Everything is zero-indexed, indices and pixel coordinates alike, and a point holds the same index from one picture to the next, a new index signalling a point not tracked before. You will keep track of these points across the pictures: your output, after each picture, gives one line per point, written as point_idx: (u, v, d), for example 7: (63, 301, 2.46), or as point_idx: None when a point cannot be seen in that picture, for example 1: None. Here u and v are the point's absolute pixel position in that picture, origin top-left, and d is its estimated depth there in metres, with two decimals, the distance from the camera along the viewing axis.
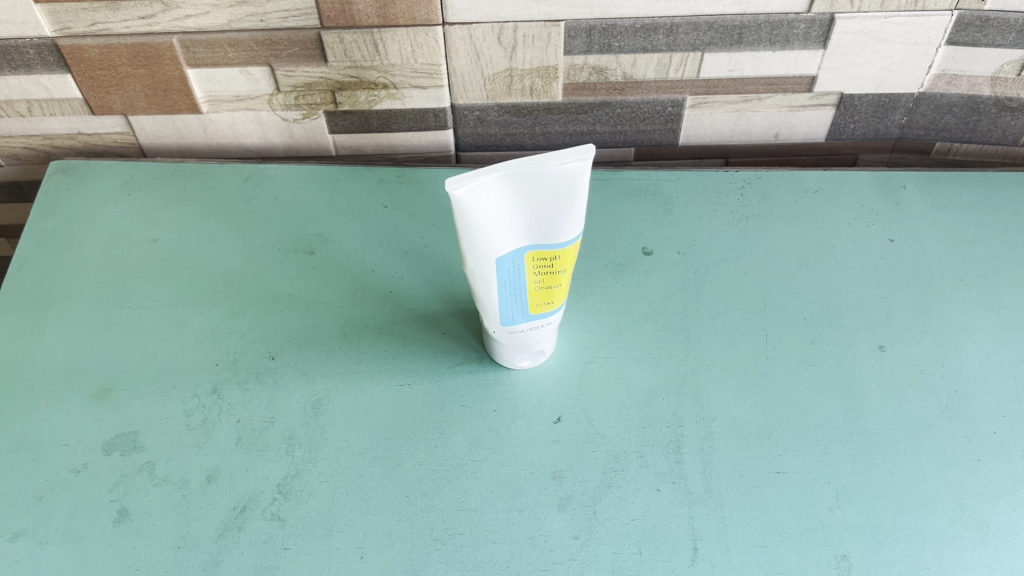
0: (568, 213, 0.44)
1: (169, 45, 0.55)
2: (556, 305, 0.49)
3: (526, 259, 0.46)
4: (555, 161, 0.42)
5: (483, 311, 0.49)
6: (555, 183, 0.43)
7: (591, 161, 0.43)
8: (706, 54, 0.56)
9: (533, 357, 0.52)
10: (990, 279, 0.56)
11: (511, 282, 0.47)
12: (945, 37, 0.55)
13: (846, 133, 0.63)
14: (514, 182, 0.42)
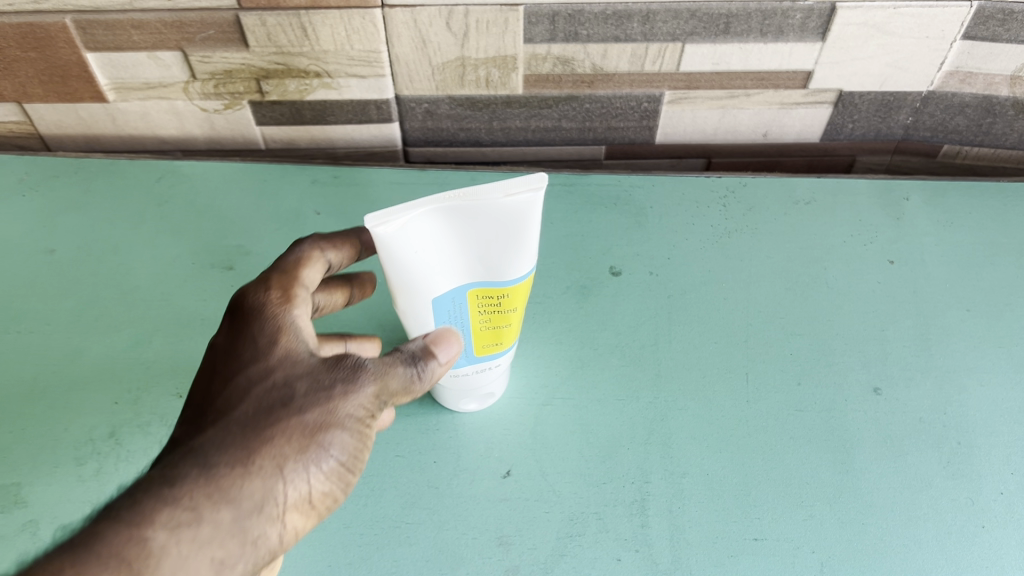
0: (516, 250, 0.37)
1: (62, 26, 0.47)
2: (504, 347, 0.42)
3: (468, 298, 0.39)
4: (499, 193, 0.34)
5: None
6: (500, 217, 0.35)
7: (542, 191, 0.35)
8: (687, 45, 0.49)
9: (481, 398, 0.45)
10: (1001, 309, 0.49)
11: (452, 322, 0.40)
12: (961, 31, 0.48)
13: (843, 133, 0.56)
14: (452, 216, 0.35)
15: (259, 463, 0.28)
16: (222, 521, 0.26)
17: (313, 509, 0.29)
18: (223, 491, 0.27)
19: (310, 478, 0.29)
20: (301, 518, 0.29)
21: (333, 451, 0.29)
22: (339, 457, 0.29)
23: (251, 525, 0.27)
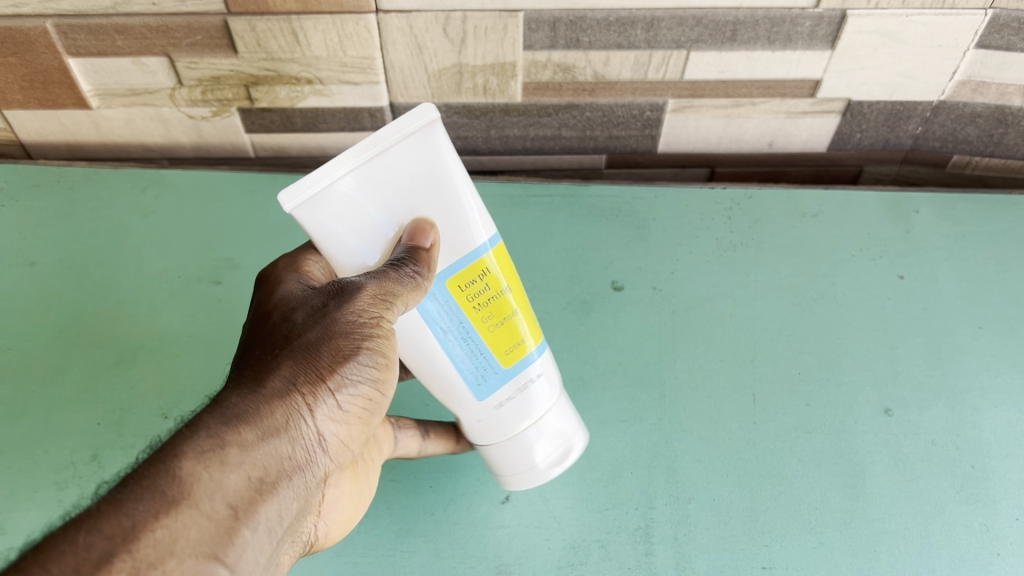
0: (450, 209, 0.32)
1: (42, 30, 0.45)
2: (533, 344, 0.36)
3: (451, 293, 0.33)
4: (393, 133, 0.30)
5: (453, 397, 0.36)
6: (410, 164, 0.30)
7: (439, 123, 0.31)
8: (692, 53, 0.47)
9: (560, 444, 0.39)
10: (1014, 326, 0.48)
11: (465, 330, 0.34)
12: (975, 40, 0.46)
13: (851, 143, 0.54)
14: (359, 177, 0.30)
15: (277, 387, 0.29)
16: (247, 440, 0.26)
17: (343, 427, 0.31)
18: (243, 415, 0.27)
19: (331, 401, 0.30)
20: (334, 438, 0.30)
21: (351, 365, 0.30)
22: (361, 372, 0.31)
23: (283, 442, 0.28)
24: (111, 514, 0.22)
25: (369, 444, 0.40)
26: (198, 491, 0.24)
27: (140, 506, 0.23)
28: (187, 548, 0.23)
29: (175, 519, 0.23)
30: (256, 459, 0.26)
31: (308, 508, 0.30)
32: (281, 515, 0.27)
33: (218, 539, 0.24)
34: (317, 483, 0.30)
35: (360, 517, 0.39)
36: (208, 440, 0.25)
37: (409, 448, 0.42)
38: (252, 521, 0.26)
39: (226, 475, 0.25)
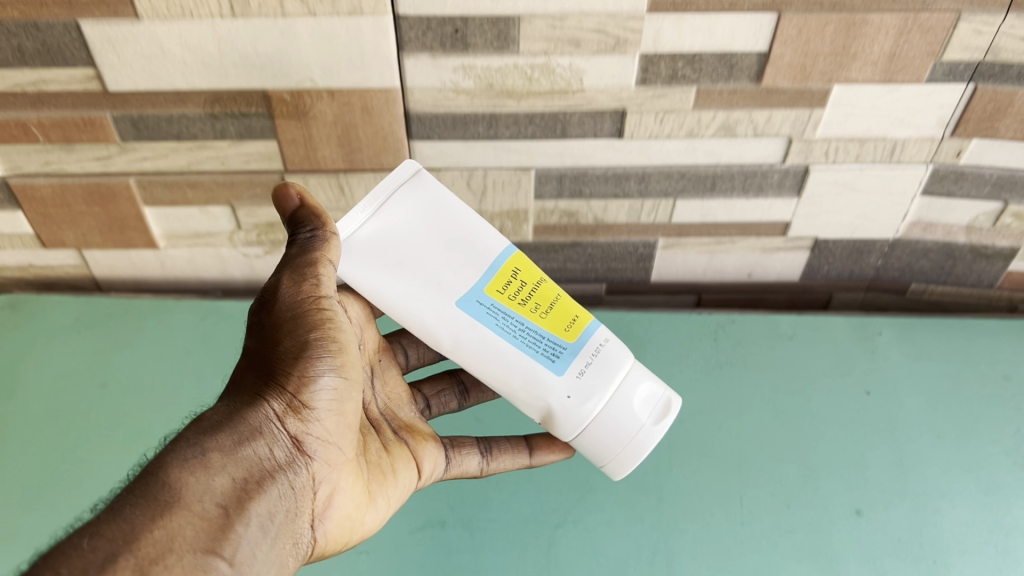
0: (461, 230, 0.42)
1: (125, 185, 0.53)
2: (583, 319, 0.43)
3: (496, 296, 0.41)
4: (390, 183, 0.41)
5: (535, 394, 0.42)
6: (408, 206, 0.41)
7: (426, 174, 0.42)
8: (678, 201, 0.55)
9: (654, 403, 0.44)
10: (968, 436, 0.54)
11: (517, 319, 0.41)
12: (920, 189, 0.55)
13: (820, 274, 0.62)
14: (373, 227, 0.41)
15: (252, 400, 0.37)
16: (222, 451, 0.34)
17: (321, 419, 0.38)
18: (216, 431, 0.35)
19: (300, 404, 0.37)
20: (312, 428, 0.38)
21: (313, 361, 0.38)
22: (325, 366, 0.38)
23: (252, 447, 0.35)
24: (113, 520, 0.29)
25: (387, 451, 0.45)
26: (187, 495, 0.31)
27: (136, 512, 0.30)
28: (183, 544, 0.30)
29: (169, 520, 0.30)
30: (232, 461, 0.34)
31: (300, 502, 0.37)
32: (269, 508, 0.35)
33: (211, 533, 0.31)
34: (301, 474, 0.37)
35: (376, 527, 0.43)
36: (190, 451, 0.33)
37: (468, 465, 0.49)
38: (240, 511, 0.33)
39: (211, 479, 0.33)
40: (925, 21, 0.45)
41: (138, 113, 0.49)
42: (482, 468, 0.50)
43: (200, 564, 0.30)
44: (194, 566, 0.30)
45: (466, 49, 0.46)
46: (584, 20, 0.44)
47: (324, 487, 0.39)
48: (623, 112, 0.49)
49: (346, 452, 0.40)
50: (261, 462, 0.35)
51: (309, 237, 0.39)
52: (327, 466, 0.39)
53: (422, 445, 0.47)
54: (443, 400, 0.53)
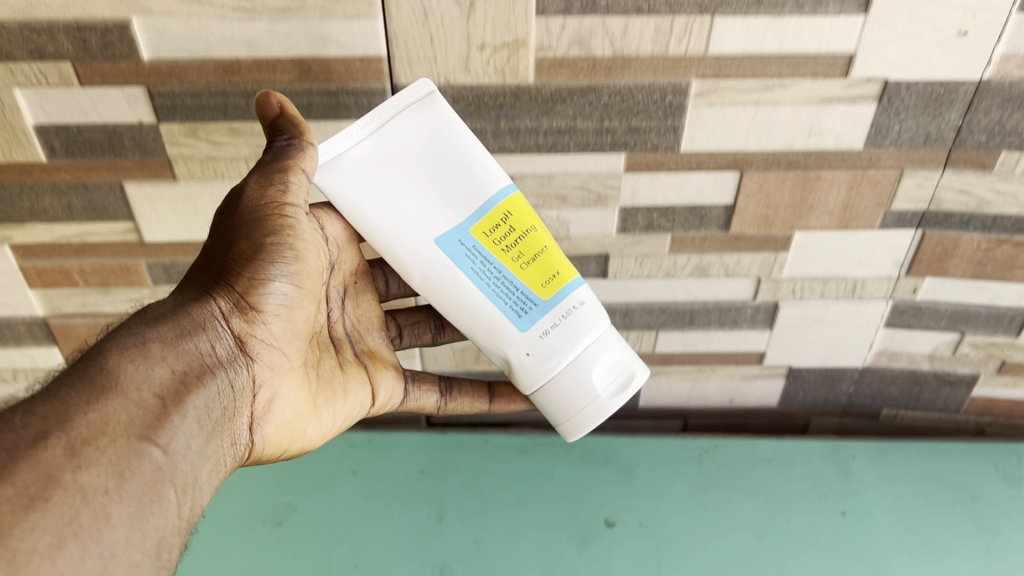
0: (459, 163, 0.44)
1: None
2: (563, 276, 0.46)
3: (479, 239, 0.44)
4: (402, 104, 0.43)
5: (499, 336, 0.47)
6: (416, 129, 0.43)
7: (439, 96, 0.44)
8: (660, 333, 0.62)
9: (620, 371, 0.49)
10: (939, 554, 0.57)
11: (494, 265, 0.45)
12: (883, 320, 0.60)
13: (797, 399, 0.67)
14: (372, 145, 0.43)
15: (200, 297, 0.40)
16: (162, 347, 0.37)
17: (267, 324, 0.42)
18: (158, 324, 0.38)
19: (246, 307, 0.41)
20: (257, 331, 0.42)
21: (267, 265, 0.41)
22: (279, 271, 0.42)
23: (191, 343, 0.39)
24: (50, 401, 0.32)
25: (339, 370, 0.51)
26: (125, 382, 0.35)
27: (72, 395, 0.33)
28: (118, 429, 0.33)
29: (105, 406, 0.33)
30: (173, 354, 0.38)
31: (236, 403, 0.41)
32: (207, 404, 0.38)
33: (146, 420, 0.35)
34: (240, 373, 0.41)
35: (316, 440, 0.49)
36: (132, 341, 0.36)
37: (424, 400, 0.58)
38: (177, 404, 0.36)
39: (151, 370, 0.36)
40: (872, 176, 0.52)
41: (170, 260, 0.56)
42: (441, 406, 0.59)
43: (133, 448, 0.33)
44: (125, 448, 0.33)
45: None
46: (568, 179, 0.52)
47: (266, 390, 0.44)
48: (606, 256, 0.57)
49: (291, 358, 0.45)
50: (201, 356, 0.39)
51: (286, 144, 0.41)
52: (269, 369, 0.44)
53: (377, 372, 0.54)
54: (415, 332, 0.58)
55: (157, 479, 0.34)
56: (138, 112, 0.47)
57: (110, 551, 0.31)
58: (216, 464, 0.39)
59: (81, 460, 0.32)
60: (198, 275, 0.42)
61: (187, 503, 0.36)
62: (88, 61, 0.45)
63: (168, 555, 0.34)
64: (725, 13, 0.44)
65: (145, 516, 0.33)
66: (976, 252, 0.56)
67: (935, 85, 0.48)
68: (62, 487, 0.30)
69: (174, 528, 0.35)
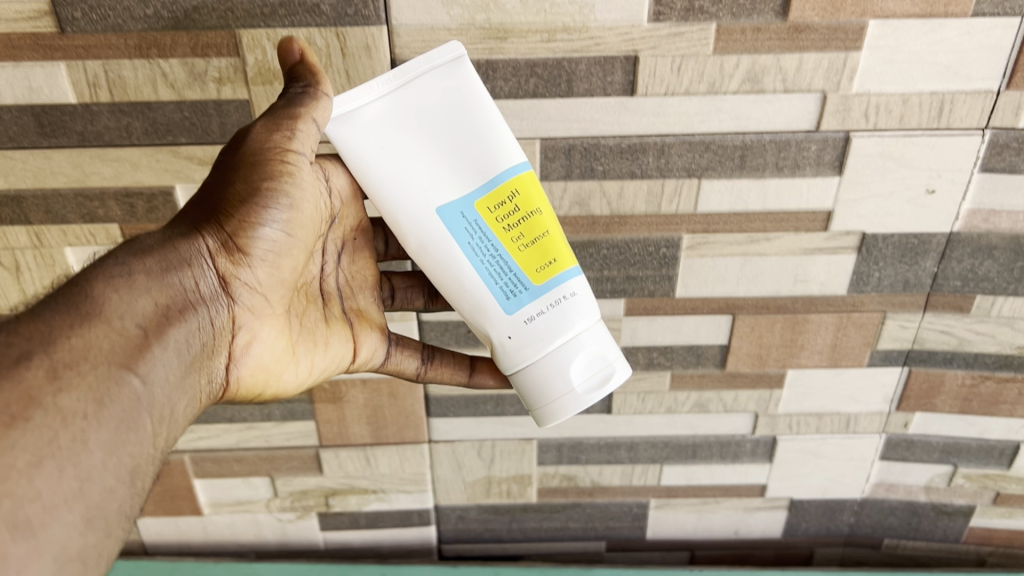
0: (469, 132, 0.41)
1: (180, 461, 0.62)
2: (564, 266, 0.43)
3: (482, 214, 0.41)
4: (425, 65, 0.40)
5: (484, 315, 0.43)
6: (432, 90, 0.40)
7: (465, 61, 0.41)
8: (664, 466, 0.64)
9: (597, 369, 0.44)
10: None
11: (487, 240, 0.41)
12: (877, 453, 0.63)
13: (800, 529, 0.68)
14: (389, 104, 0.40)
15: (189, 232, 0.38)
16: (147, 281, 0.36)
17: (253, 268, 0.40)
18: (144, 254, 0.37)
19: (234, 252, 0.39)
20: (243, 273, 0.40)
21: (259, 209, 0.39)
22: (271, 216, 0.39)
23: (176, 278, 0.37)
24: (34, 323, 0.32)
25: (324, 323, 0.47)
26: (109, 311, 0.34)
27: (56, 319, 0.32)
28: (98, 357, 0.33)
29: (86, 330, 0.33)
30: (158, 287, 0.36)
31: (216, 346, 0.40)
32: (186, 339, 0.37)
33: (127, 350, 0.34)
34: (220, 315, 0.40)
35: (291, 390, 0.46)
36: (116, 271, 0.35)
37: (405, 364, 0.52)
38: (160, 337, 0.35)
39: (133, 303, 0.35)
40: (858, 318, 0.56)
41: None
42: (419, 373, 0.52)
43: (113, 377, 0.33)
44: (106, 376, 0.33)
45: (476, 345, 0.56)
46: None
47: (246, 336, 0.41)
48: (610, 393, 0.60)
49: (275, 305, 0.42)
50: (186, 293, 0.38)
51: (301, 92, 0.39)
52: (250, 314, 0.41)
53: (363, 330, 0.49)
54: (408, 296, 0.53)
55: (135, 409, 0.33)
56: None
57: (87, 475, 0.31)
58: (190, 404, 0.38)
59: (63, 383, 0.31)
60: (193, 208, 0.40)
61: (163, 434, 0.35)
62: (132, 223, 0.51)
63: (141, 483, 0.34)
64: (711, 177, 0.50)
65: (121, 443, 0.33)
66: (962, 387, 0.58)
67: (910, 236, 0.52)
68: (42, 409, 0.30)
69: (149, 456, 0.34)
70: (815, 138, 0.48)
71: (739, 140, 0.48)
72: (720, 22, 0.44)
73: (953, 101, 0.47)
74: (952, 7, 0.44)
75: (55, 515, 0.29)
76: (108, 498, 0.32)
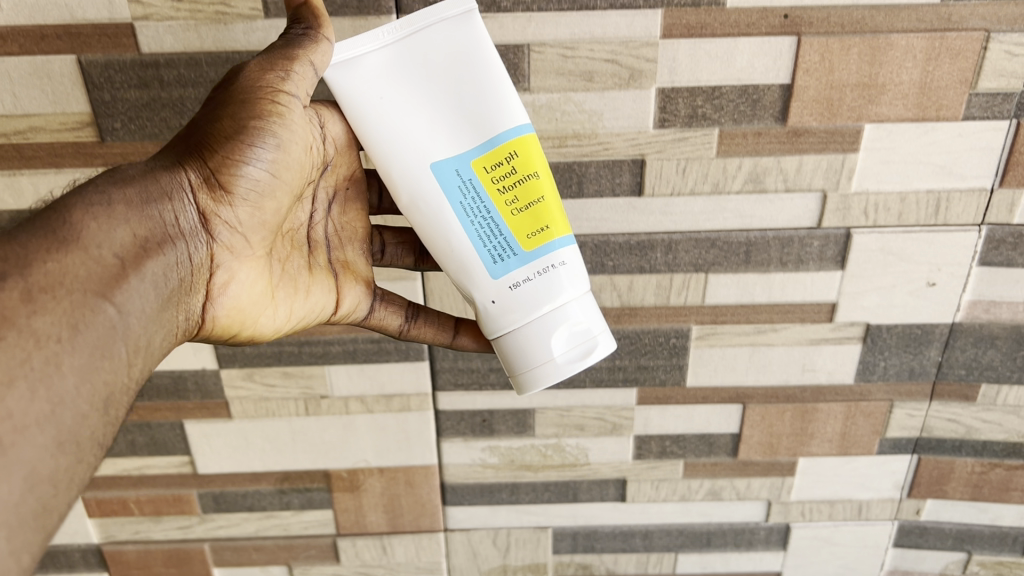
0: (469, 86, 0.38)
1: (200, 549, 0.62)
2: (556, 236, 0.40)
3: (477, 173, 0.39)
4: (434, 15, 0.38)
5: (469, 277, 0.40)
6: (437, 41, 0.38)
7: (477, 15, 0.38)
8: (679, 554, 0.64)
9: (580, 341, 0.41)
10: None
11: (476, 200, 0.39)
12: (891, 540, 0.63)
13: None
14: (393, 52, 0.38)
15: (172, 164, 0.36)
16: (128, 211, 0.34)
17: (236, 206, 0.37)
18: (125, 183, 0.34)
19: (218, 188, 0.36)
20: (224, 212, 0.37)
21: (243, 146, 0.35)
22: (257, 153, 0.36)
23: (156, 210, 0.35)
24: (8, 243, 0.30)
25: (307, 273, 0.42)
26: (86, 238, 0.32)
27: (31, 241, 0.30)
28: (74, 283, 0.31)
29: (63, 255, 0.31)
30: (137, 217, 0.34)
31: (193, 286, 0.36)
32: (163, 273, 0.34)
33: (102, 278, 0.32)
34: (198, 253, 0.36)
35: (268, 339, 0.42)
36: (95, 197, 0.33)
37: (388, 321, 0.47)
38: (137, 267, 0.33)
39: (112, 232, 0.33)
40: (865, 407, 0.57)
41: (219, 490, 0.60)
42: (402, 331, 0.48)
43: (88, 303, 0.31)
44: (81, 301, 0.31)
45: (492, 434, 0.58)
46: (586, 410, 0.57)
47: (224, 276, 0.38)
48: (623, 481, 0.60)
49: (256, 248, 0.39)
50: (165, 227, 0.35)
51: (302, 33, 0.37)
52: (229, 253, 0.38)
53: (348, 280, 0.45)
54: (398, 254, 0.48)
55: (110, 337, 0.31)
56: (203, 360, 0.54)
57: (59, 398, 0.29)
58: (162, 343, 0.35)
59: (36, 306, 0.29)
60: (178, 139, 0.37)
61: (138, 366, 0.33)
62: None
63: (114, 412, 0.32)
64: (717, 271, 0.51)
65: (95, 370, 0.31)
66: (972, 474, 0.59)
67: (913, 327, 0.53)
68: (15, 330, 0.28)
69: (123, 386, 0.32)
70: (818, 235, 0.50)
71: (743, 237, 0.50)
72: (722, 128, 0.47)
73: (949, 199, 0.49)
74: (942, 112, 0.46)
75: (25, 437, 0.28)
76: (81, 423, 0.30)
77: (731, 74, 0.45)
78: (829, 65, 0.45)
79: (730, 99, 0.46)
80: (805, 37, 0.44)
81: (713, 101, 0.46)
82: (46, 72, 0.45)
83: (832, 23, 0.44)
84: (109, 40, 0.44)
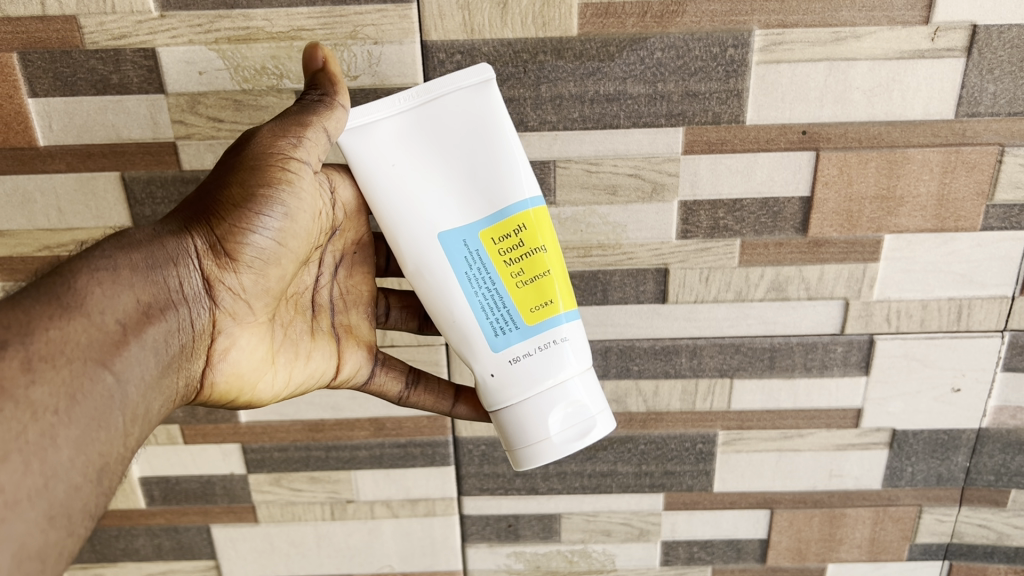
0: (479, 157, 0.38)
1: None
2: (560, 310, 0.40)
3: (484, 244, 0.39)
4: (451, 84, 0.38)
5: (471, 346, 0.40)
6: (452, 111, 0.38)
7: (494, 85, 0.39)
8: None
9: (576, 421, 0.40)
10: None
11: (480, 270, 0.39)
12: None
13: None
14: (408, 120, 0.38)
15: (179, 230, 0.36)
16: (132, 278, 0.34)
17: (241, 272, 0.37)
18: (131, 248, 0.35)
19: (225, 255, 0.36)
20: (228, 279, 0.37)
21: (250, 214, 0.36)
22: (263, 222, 0.36)
23: (162, 276, 0.35)
24: (13, 309, 0.30)
25: (310, 336, 0.42)
26: (90, 305, 0.32)
27: (35, 308, 0.31)
28: (75, 350, 0.31)
29: (65, 322, 0.31)
30: (142, 284, 0.34)
31: (195, 351, 0.36)
32: (165, 338, 0.34)
33: (102, 345, 0.32)
34: (201, 319, 0.36)
35: (267, 403, 0.42)
36: (101, 264, 0.33)
37: (388, 385, 0.47)
38: (138, 334, 0.33)
39: (115, 299, 0.33)
40: (894, 511, 0.56)
41: None
42: (401, 397, 0.47)
43: (87, 372, 0.31)
44: (79, 370, 0.31)
45: (517, 538, 0.58)
46: (612, 516, 0.57)
47: (226, 342, 0.38)
48: None
49: (259, 314, 0.39)
50: (170, 293, 0.35)
51: (316, 100, 0.38)
52: (232, 319, 0.38)
53: (349, 346, 0.45)
54: (402, 318, 0.48)
55: (108, 407, 0.31)
56: (231, 465, 0.54)
57: (52, 471, 0.29)
58: (161, 408, 0.35)
59: (36, 376, 0.29)
60: (187, 206, 0.38)
61: (134, 435, 0.33)
62: (193, 422, 0.53)
63: (109, 484, 0.32)
64: (742, 376, 0.52)
65: (90, 441, 0.30)
66: None
67: (940, 432, 0.53)
68: (12, 401, 0.28)
69: (119, 456, 0.32)
70: (841, 340, 0.51)
71: (768, 343, 0.51)
72: (744, 238, 0.48)
73: (970, 306, 0.49)
74: (960, 222, 0.47)
75: (15, 511, 0.27)
76: (73, 496, 0.30)
77: (752, 187, 0.47)
78: (848, 178, 0.46)
79: (750, 211, 0.47)
80: (823, 152, 0.46)
81: (734, 213, 0.47)
82: (90, 188, 0.47)
83: (849, 138, 0.45)
84: (152, 157, 0.46)
